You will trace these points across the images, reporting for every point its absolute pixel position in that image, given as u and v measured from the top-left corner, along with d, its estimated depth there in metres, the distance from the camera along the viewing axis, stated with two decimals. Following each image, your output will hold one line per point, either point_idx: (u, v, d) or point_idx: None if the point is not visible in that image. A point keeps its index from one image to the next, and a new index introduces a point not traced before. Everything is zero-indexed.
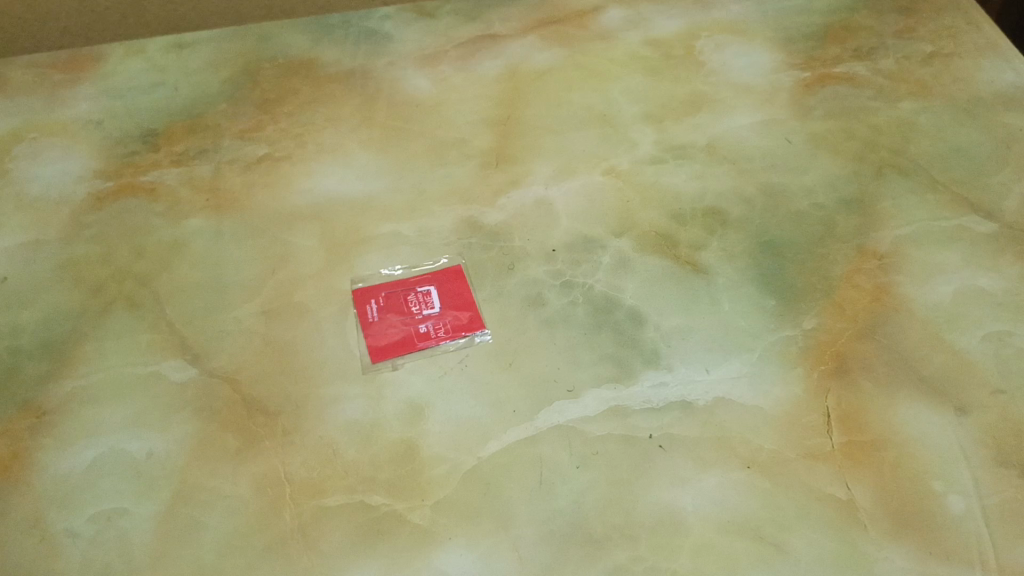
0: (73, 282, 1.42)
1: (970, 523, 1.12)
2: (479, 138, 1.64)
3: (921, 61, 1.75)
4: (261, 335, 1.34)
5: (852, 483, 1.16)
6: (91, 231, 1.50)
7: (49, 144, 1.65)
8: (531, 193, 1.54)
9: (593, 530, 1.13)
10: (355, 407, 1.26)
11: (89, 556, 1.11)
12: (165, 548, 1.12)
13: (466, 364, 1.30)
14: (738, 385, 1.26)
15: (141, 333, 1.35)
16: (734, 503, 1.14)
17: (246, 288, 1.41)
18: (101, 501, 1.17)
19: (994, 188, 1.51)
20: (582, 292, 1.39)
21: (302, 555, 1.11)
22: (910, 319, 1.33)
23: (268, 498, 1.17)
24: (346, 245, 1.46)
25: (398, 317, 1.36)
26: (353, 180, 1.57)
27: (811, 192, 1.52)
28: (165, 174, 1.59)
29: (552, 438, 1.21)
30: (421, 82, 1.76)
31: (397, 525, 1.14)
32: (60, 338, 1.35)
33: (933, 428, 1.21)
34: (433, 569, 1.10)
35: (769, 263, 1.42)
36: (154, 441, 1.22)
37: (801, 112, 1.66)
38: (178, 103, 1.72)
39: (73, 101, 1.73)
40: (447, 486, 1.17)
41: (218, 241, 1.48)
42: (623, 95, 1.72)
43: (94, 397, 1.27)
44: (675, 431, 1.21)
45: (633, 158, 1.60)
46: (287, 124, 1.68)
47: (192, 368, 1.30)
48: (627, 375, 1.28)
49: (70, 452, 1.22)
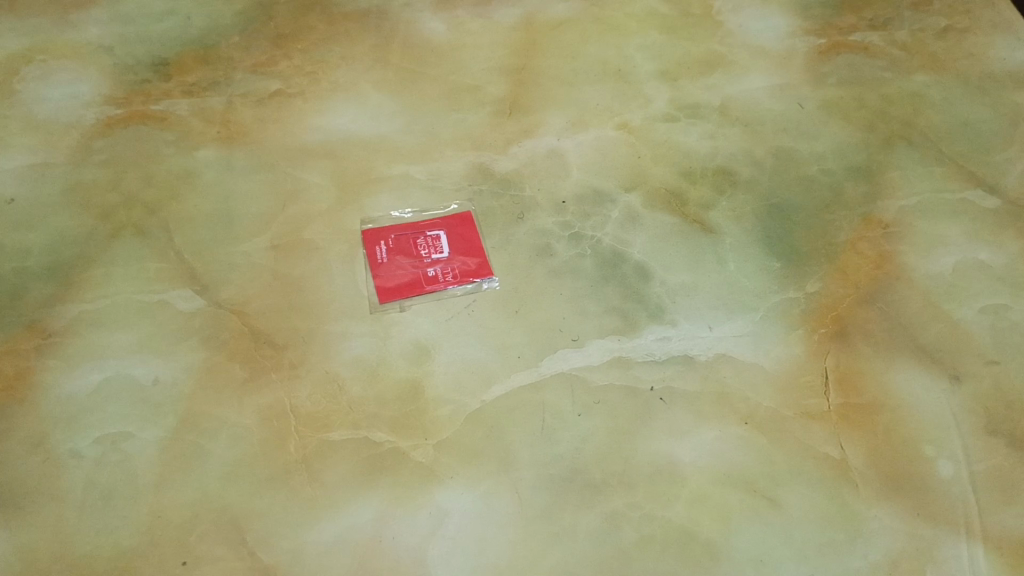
0: (81, 206, 1.42)
1: (957, 486, 1.15)
2: (493, 85, 1.64)
3: (936, 34, 1.76)
4: (270, 270, 1.35)
5: (846, 444, 1.18)
6: (100, 157, 1.49)
7: (58, 66, 1.63)
8: (543, 144, 1.54)
9: (592, 476, 1.15)
10: (361, 344, 1.27)
11: (95, 477, 1.13)
12: (170, 472, 1.14)
13: (474, 309, 1.32)
14: (740, 343, 1.28)
15: (148, 261, 1.35)
16: (730, 457, 1.17)
17: (255, 222, 1.41)
18: (107, 423, 1.18)
19: (999, 164, 1.52)
20: (590, 244, 1.40)
21: (305, 487, 1.13)
22: (911, 288, 1.35)
23: (274, 429, 1.18)
24: (357, 185, 1.46)
25: (407, 259, 1.37)
26: (365, 120, 1.56)
27: (821, 158, 1.53)
28: (176, 104, 1.58)
29: (555, 385, 1.23)
30: (437, 26, 1.75)
31: (400, 462, 1.16)
32: (67, 261, 1.35)
33: (927, 395, 1.23)
34: (435, 506, 1.12)
35: (775, 226, 1.43)
36: (161, 368, 1.23)
37: (814, 78, 1.67)
38: (191, 33, 1.71)
39: (83, 24, 1.71)
40: (450, 427, 1.19)
41: (228, 174, 1.47)
42: (639, 50, 1.72)
43: (102, 322, 1.28)
44: (676, 384, 1.24)
45: (646, 114, 1.60)
46: (300, 60, 1.67)
47: (200, 298, 1.31)
48: (631, 328, 1.30)
49: (76, 374, 1.22)
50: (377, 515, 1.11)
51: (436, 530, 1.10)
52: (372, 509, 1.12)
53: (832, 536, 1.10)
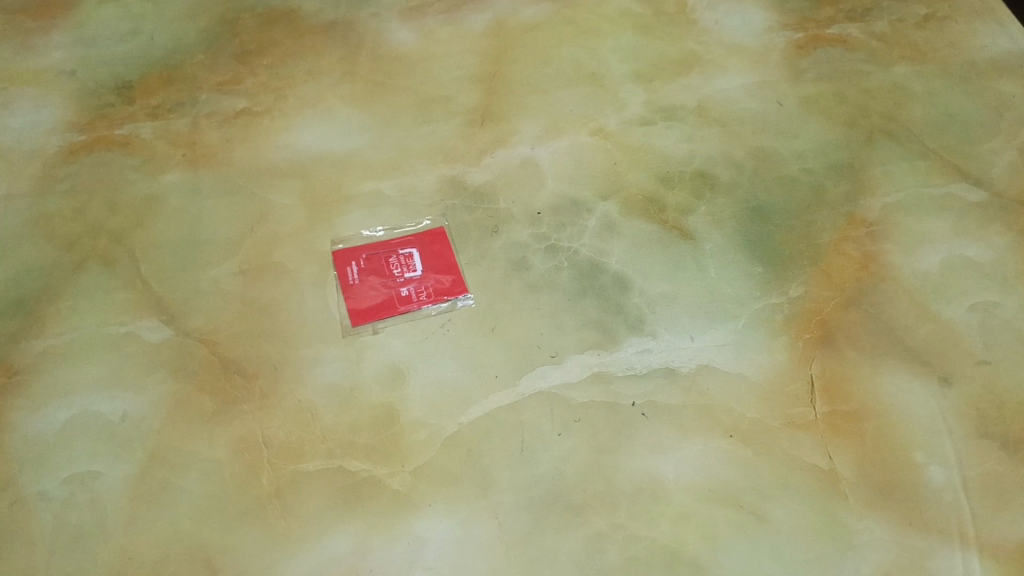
0: (45, 238, 1.38)
1: (949, 494, 1.11)
2: (464, 94, 1.60)
3: (916, 23, 1.72)
4: (239, 296, 1.32)
5: (834, 454, 1.15)
6: (65, 185, 1.46)
7: (21, 93, 1.60)
8: (516, 153, 1.51)
9: (574, 497, 1.12)
10: (334, 369, 1.24)
11: (62, 519, 1.10)
12: (140, 511, 1.11)
13: (449, 328, 1.28)
14: (722, 352, 1.25)
15: (115, 291, 1.32)
16: (716, 472, 1.14)
17: (223, 247, 1.38)
18: (74, 463, 1.15)
19: (985, 156, 1.49)
20: (567, 256, 1.37)
21: (279, 521, 1.10)
22: (897, 288, 1.32)
23: (246, 462, 1.15)
24: (328, 204, 1.43)
25: (379, 279, 1.34)
26: (334, 137, 1.53)
27: (801, 157, 1.50)
28: (141, 127, 1.55)
29: (534, 404, 1.20)
30: (406, 36, 1.72)
31: (376, 490, 1.12)
32: (31, 295, 1.31)
33: (917, 399, 1.20)
34: (412, 535, 1.09)
35: (757, 230, 1.40)
36: (129, 403, 1.20)
37: (793, 74, 1.63)
38: (155, 53, 1.67)
39: (45, 49, 1.68)
40: (427, 452, 1.16)
41: (195, 197, 1.44)
42: (613, 53, 1.68)
43: (68, 356, 1.25)
44: (658, 399, 1.20)
45: (621, 118, 1.57)
46: (267, 77, 1.63)
47: (167, 328, 1.28)
48: (611, 341, 1.27)
49: (42, 412, 1.19)
50: (353, 547, 1.08)
51: (414, 560, 1.07)
52: (348, 541, 1.08)
53: (822, 551, 1.07)
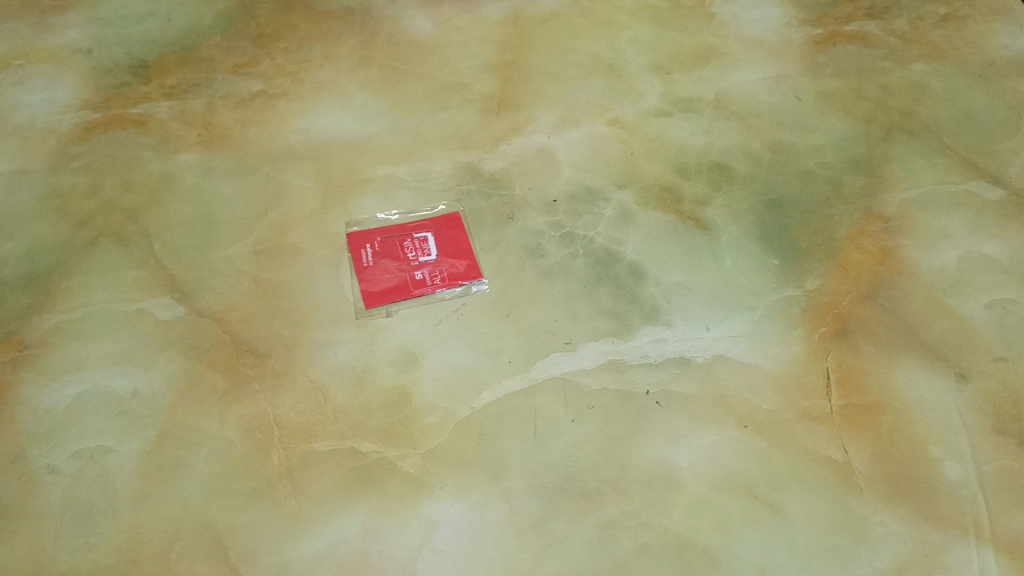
0: (58, 214, 1.38)
1: (966, 489, 1.11)
2: (481, 82, 1.60)
3: (935, 22, 1.72)
4: (252, 276, 1.31)
5: (849, 447, 1.14)
6: (79, 162, 1.45)
7: (36, 71, 1.59)
8: (533, 142, 1.50)
9: (586, 484, 1.11)
10: (346, 351, 1.23)
11: (71, 494, 1.09)
12: (148, 487, 1.10)
13: (463, 313, 1.28)
14: (738, 343, 1.24)
15: (127, 269, 1.31)
16: (729, 461, 1.13)
17: (237, 227, 1.37)
18: (84, 438, 1.14)
19: (1002, 154, 1.48)
20: (582, 244, 1.36)
21: (289, 500, 1.09)
22: (913, 283, 1.31)
23: (257, 441, 1.14)
24: (343, 187, 1.42)
25: (393, 263, 1.33)
26: (350, 121, 1.52)
27: (819, 151, 1.49)
28: (156, 106, 1.54)
29: (547, 390, 1.19)
30: (423, 23, 1.71)
31: (386, 472, 1.11)
32: (43, 270, 1.31)
33: (933, 394, 1.19)
34: (423, 518, 1.08)
35: (773, 223, 1.39)
36: (140, 380, 1.19)
37: (811, 69, 1.62)
38: (171, 34, 1.67)
39: (61, 28, 1.67)
40: (438, 435, 1.15)
41: (209, 178, 1.44)
42: (630, 44, 1.68)
43: (79, 332, 1.24)
44: (672, 388, 1.20)
45: (638, 109, 1.56)
46: (283, 60, 1.63)
47: (180, 306, 1.27)
48: (625, 330, 1.26)
49: (53, 387, 1.18)
50: (363, 528, 1.07)
51: (424, 543, 1.06)
52: (358, 522, 1.07)
53: (836, 543, 1.06)
